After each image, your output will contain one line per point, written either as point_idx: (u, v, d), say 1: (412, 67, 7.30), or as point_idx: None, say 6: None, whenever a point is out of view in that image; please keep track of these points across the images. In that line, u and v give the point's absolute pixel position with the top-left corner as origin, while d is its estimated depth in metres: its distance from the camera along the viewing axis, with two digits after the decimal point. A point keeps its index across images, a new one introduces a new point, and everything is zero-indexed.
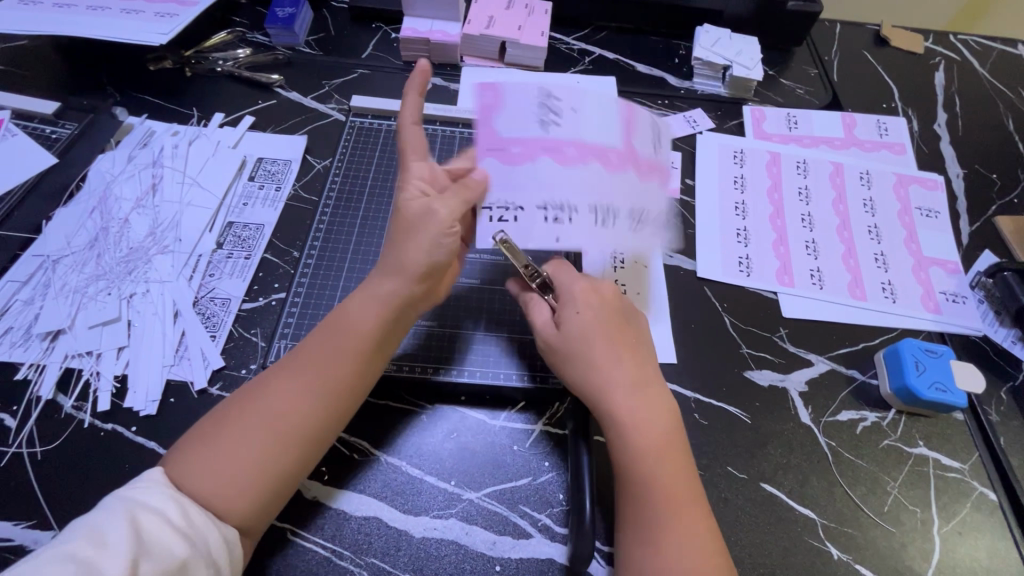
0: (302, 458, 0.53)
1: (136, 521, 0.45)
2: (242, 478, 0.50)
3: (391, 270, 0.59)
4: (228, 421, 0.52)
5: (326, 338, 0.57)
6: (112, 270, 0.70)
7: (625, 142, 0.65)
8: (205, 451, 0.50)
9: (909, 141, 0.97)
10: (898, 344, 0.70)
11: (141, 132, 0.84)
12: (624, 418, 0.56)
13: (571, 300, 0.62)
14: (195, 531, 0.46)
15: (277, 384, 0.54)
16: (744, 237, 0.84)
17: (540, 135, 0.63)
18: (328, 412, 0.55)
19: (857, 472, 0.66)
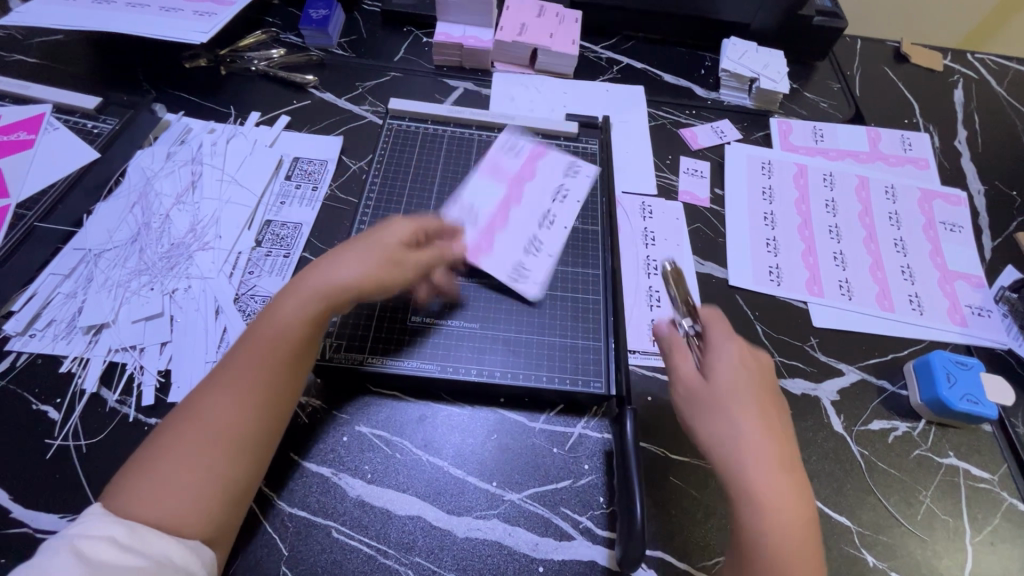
0: (250, 466, 0.53)
1: (84, 551, 0.43)
2: (192, 498, 0.49)
3: (321, 283, 0.58)
4: (162, 450, 0.50)
5: (251, 349, 0.56)
6: (154, 265, 0.70)
7: (500, 196, 0.78)
8: (140, 485, 0.49)
9: (932, 157, 0.99)
10: (930, 356, 0.72)
11: (179, 127, 0.85)
12: (760, 498, 0.49)
13: (722, 350, 0.56)
14: (151, 549, 0.45)
15: (206, 400, 0.53)
16: (774, 247, 0.85)
17: (485, 222, 0.76)
18: (267, 419, 0.55)
19: (889, 480, 0.67)
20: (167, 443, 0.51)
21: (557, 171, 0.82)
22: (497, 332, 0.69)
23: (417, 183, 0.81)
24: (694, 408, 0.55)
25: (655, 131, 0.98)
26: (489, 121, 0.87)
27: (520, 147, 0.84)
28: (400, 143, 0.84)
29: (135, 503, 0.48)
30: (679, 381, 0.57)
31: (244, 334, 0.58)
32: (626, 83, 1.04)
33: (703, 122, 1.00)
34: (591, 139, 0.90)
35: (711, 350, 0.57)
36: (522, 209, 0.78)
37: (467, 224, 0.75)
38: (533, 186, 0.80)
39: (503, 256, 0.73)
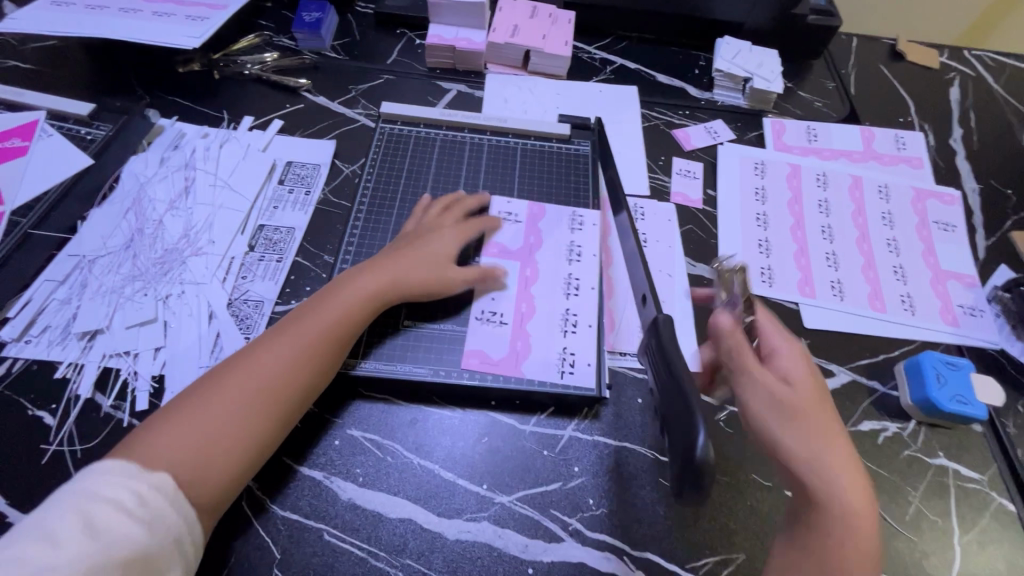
0: (256, 439, 0.56)
1: (86, 512, 0.46)
2: (198, 454, 0.53)
3: (371, 271, 0.68)
4: (200, 397, 0.56)
5: (299, 322, 0.63)
6: (147, 271, 0.71)
7: (519, 264, 0.75)
8: (174, 424, 0.54)
9: (926, 155, 0.99)
10: (920, 357, 0.72)
11: (173, 133, 0.85)
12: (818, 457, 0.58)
13: (791, 362, 0.61)
14: (148, 513, 0.48)
15: (244, 359, 0.60)
16: (766, 248, 0.85)
17: (512, 292, 0.73)
18: (285, 395, 0.59)
19: (879, 481, 0.67)
20: (192, 400, 0.56)
21: (561, 227, 0.79)
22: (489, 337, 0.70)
23: (409, 186, 0.81)
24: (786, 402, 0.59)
25: (648, 131, 0.98)
26: (480, 124, 0.88)
27: (516, 210, 0.80)
28: (392, 147, 0.85)
29: (149, 447, 0.52)
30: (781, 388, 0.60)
31: (287, 319, 0.64)
32: (619, 84, 1.04)
33: (696, 122, 1.00)
34: (583, 141, 0.90)
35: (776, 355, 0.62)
36: (546, 285, 0.74)
37: (487, 310, 0.71)
38: (544, 252, 0.76)
39: (548, 311, 0.72)
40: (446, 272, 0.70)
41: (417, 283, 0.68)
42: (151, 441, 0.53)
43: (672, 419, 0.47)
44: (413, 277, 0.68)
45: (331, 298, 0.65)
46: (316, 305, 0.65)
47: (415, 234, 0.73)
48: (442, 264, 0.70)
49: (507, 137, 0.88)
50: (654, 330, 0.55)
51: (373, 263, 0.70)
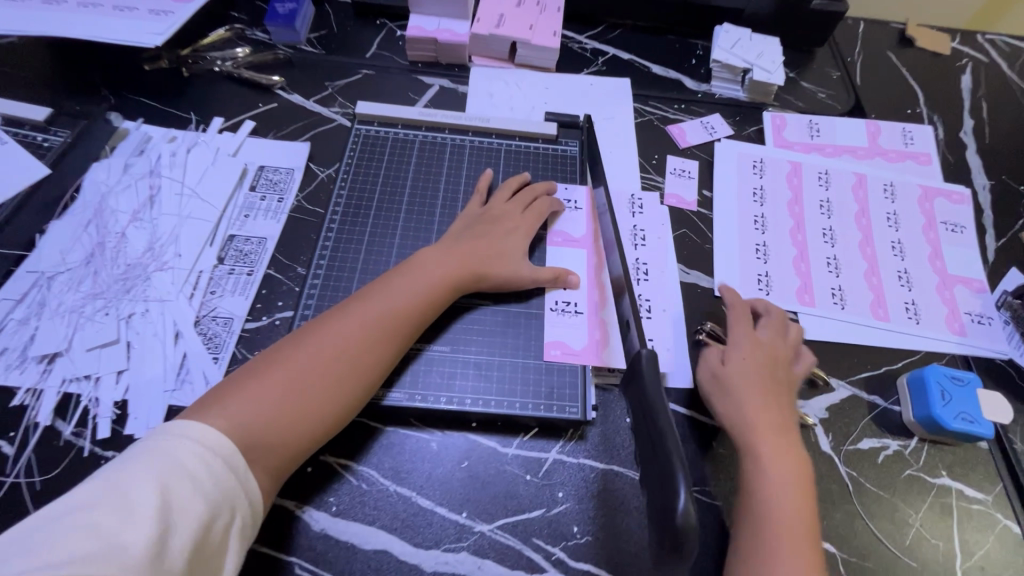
0: (326, 415, 0.56)
1: (160, 481, 0.45)
2: (273, 422, 0.54)
3: (449, 254, 0.66)
4: (273, 367, 0.57)
5: (372, 302, 0.62)
6: (110, 289, 0.67)
7: (587, 249, 0.75)
8: (248, 392, 0.54)
9: (935, 150, 0.94)
10: (924, 371, 0.69)
11: (138, 136, 0.81)
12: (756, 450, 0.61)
13: (751, 350, 0.67)
14: (216, 492, 0.47)
15: (317, 335, 0.59)
16: (764, 253, 0.81)
17: (587, 278, 0.73)
18: (356, 373, 0.58)
19: (878, 503, 0.64)
20: (269, 367, 0.56)
21: (624, 213, 0.82)
22: (469, 356, 0.66)
23: (387, 192, 0.77)
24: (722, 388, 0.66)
25: (640, 128, 0.92)
26: (461, 123, 0.83)
27: (574, 197, 0.79)
28: (368, 149, 0.80)
29: (230, 409, 0.53)
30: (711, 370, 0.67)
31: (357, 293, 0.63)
32: (611, 76, 0.99)
33: (691, 116, 0.95)
34: (571, 140, 0.85)
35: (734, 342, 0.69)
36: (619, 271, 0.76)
37: (562, 302, 0.70)
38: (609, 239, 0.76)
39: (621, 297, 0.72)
40: (521, 261, 0.69)
41: (498, 269, 0.68)
42: (232, 402, 0.53)
43: (651, 461, 0.46)
44: (495, 261, 0.68)
45: (403, 279, 0.64)
46: (388, 283, 0.63)
47: (489, 214, 0.73)
48: (519, 252, 0.70)
49: (490, 138, 0.83)
50: (629, 365, 0.53)
51: (451, 244, 0.68)
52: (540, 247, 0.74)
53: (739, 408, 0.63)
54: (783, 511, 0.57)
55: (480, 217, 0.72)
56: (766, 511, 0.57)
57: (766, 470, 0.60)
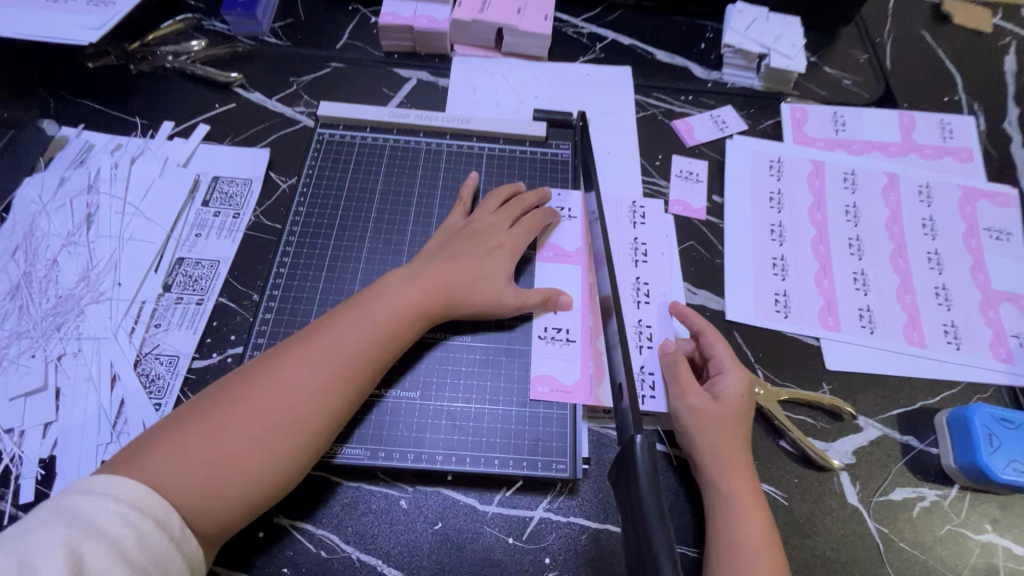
0: (275, 466, 0.48)
1: (77, 551, 0.38)
2: (210, 477, 0.45)
3: (415, 279, 0.58)
4: (206, 415, 0.48)
5: (325, 336, 0.53)
6: (38, 325, 0.60)
7: (580, 266, 0.66)
8: (174, 447, 0.45)
9: (976, 145, 0.83)
10: (967, 410, 0.60)
11: (78, 145, 0.73)
12: (732, 499, 0.53)
13: (736, 386, 0.58)
14: (149, 561, 0.40)
15: (259, 376, 0.50)
16: (782, 268, 0.71)
17: (579, 301, 0.64)
18: (307, 421, 0.49)
19: (914, 565, 0.56)
20: (207, 410, 0.48)
21: (623, 223, 0.72)
22: (441, 403, 0.58)
23: (352, 206, 0.68)
24: (706, 426, 0.56)
25: (643, 124, 0.82)
26: (438, 125, 0.73)
27: (570, 205, 0.70)
28: (333, 157, 0.71)
29: (158, 463, 0.44)
30: (705, 414, 0.56)
31: (315, 322, 0.55)
32: (610, 65, 0.88)
33: (700, 110, 0.84)
34: (563, 142, 0.75)
35: (717, 373, 0.59)
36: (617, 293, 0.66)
37: (552, 329, 0.62)
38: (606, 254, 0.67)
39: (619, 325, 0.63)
40: (508, 284, 0.61)
41: (479, 297, 0.59)
42: (161, 454, 0.45)
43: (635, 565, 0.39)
44: (476, 286, 0.59)
45: (369, 305, 0.55)
46: (351, 310, 0.55)
47: (472, 229, 0.63)
48: (505, 274, 0.61)
49: (471, 141, 0.73)
50: (620, 454, 0.45)
51: (423, 265, 0.59)
52: (529, 267, 0.65)
53: (708, 445, 0.55)
54: (747, 565, 0.49)
55: (461, 234, 0.63)
56: (733, 564, 0.49)
57: (734, 515, 0.52)
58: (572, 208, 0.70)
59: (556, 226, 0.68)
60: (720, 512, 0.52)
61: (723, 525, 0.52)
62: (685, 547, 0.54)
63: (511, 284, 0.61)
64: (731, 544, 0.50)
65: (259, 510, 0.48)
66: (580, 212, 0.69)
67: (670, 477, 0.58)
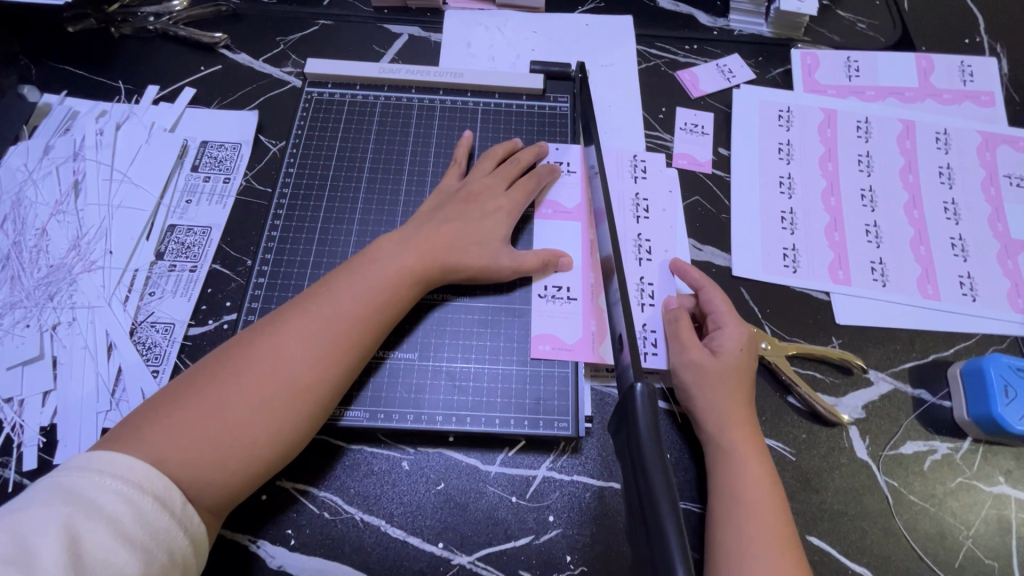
0: (277, 436, 0.47)
1: (75, 531, 0.37)
2: (211, 449, 0.44)
3: (407, 241, 0.56)
4: (201, 389, 0.46)
5: (319, 303, 0.51)
6: (30, 295, 0.60)
7: (579, 222, 0.64)
8: (170, 421, 0.44)
9: (998, 88, 0.79)
10: (982, 361, 0.58)
11: (61, 112, 0.71)
12: (735, 455, 0.52)
13: (736, 339, 0.56)
14: (152, 538, 0.39)
15: (253, 347, 0.49)
16: (791, 221, 0.69)
17: (578, 259, 0.62)
18: (305, 390, 0.48)
19: (923, 518, 0.55)
20: (204, 382, 0.47)
21: (625, 178, 0.70)
22: (440, 364, 0.57)
23: (343, 167, 0.66)
24: (707, 382, 0.54)
25: (646, 76, 0.78)
26: (430, 80, 0.70)
27: (570, 160, 0.67)
28: (322, 118, 0.68)
29: (157, 437, 0.43)
30: (705, 371, 0.55)
31: (309, 290, 0.53)
32: (611, 14, 0.83)
33: (705, 59, 0.80)
34: (561, 95, 0.72)
35: (717, 328, 0.58)
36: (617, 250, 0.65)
37: (552, 287, 0.60)
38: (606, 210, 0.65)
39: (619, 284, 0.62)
40: (503, 248, 0.59)
41: (473, 261, 0.57)
42: (159, 428, 0.44)
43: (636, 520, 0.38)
44: (471, 250, 0.57)
45: (364, 270, 0.53)
46: (345, 276, 0.53)
47: (466, 190, 0.61)
48: (500, 237, 0.59)
49: (465, 96, 0.71)
50: (620, 403, 0.45)
51: (415, 226, 0.58)
52: (528, 227, 0.63)
53: (710, 402, 0.54)
54: (750, 518, 0.48)
55: (456, 195, 0.61)
56: (736, 517, 0.49)
57: (736, 468, 0.51)
58: (573, 163, 0.67)
59: (556, 181, 0.65)
60: (722, 466, 0.52)
61: (725, 479, 0.51)
62: (688, 503, 0.54)
63: (507, 247, 0.59)
64: (734, 498, 0.50)
65: (262, 480, 0.47)
66: (580, 166, 0.67)
67: (674, 435, 0.57)
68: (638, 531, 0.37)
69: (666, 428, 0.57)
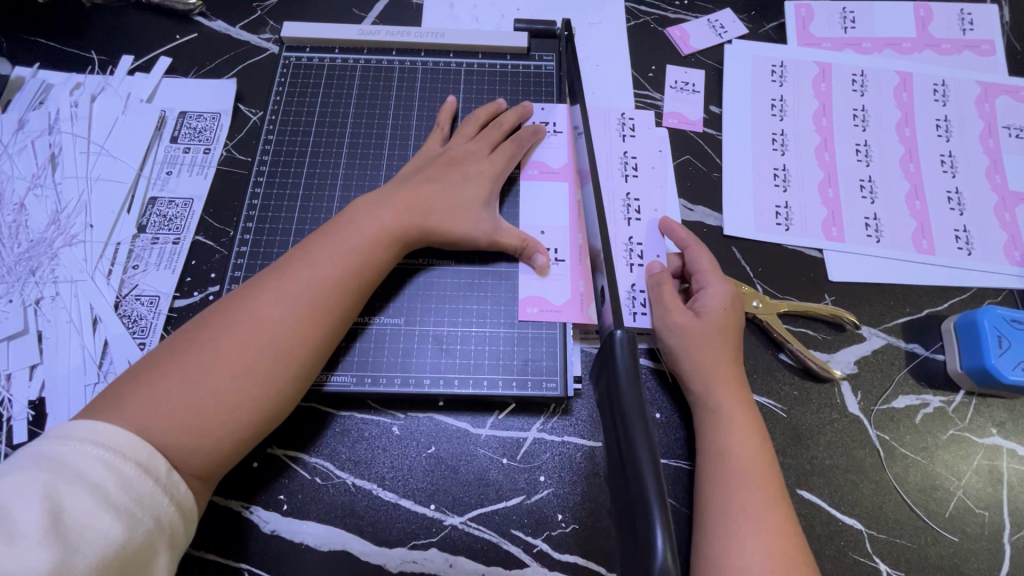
0: (262, 400, 0.47)
1: (55, 497, 0.37)
2: (196, 415, 0.44)
3: (387, 201, 0.55)
4: (182, 356, 0.46)
5: (297, 267, 0.50)
6: (12, 270, 0.59)
7: (565, 182, 0.62)
8: (152, 389, 0.44)
9: (1000, 36, 0.76)
10: (976, 313, 0.58)
11: (34, 85, 0.69)
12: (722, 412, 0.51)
13: (721, 297, 0.56)
14: (136, 504, 0.39)
15: (233, 313, 0.48)
16: (784, 179, 0.68)
17: (564, 220, 0.61)
18: (287, 354, 0.48)
19: (915, 471, 0.55)
20: (185, 349, 0.46)
21: (613, 138, 0.68)
22: (426, 328, 0.56)
23: (324, 134, 0.64)
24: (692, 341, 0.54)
25: (635, 33, 0.76)
26: (412, 42, 0.68)
27: (555, 120, 0.66)
28: (300, 84, 0.66)
29: (139, 405, 0.43)
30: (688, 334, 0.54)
31: (287, 255, 0.52)
32: None
33: (697, 14, 0.77)
34: (547, 54, 0.70)
35: (700, 289, 0.57)
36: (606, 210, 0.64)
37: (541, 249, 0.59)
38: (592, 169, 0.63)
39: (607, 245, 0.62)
40: (486, 212, 0.58)
41: (455, 225, 0.56)
42: (141, 397, 0.44)
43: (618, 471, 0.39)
44: (452, 214, 0.56)
45: (342, 232, 0.53)
46: (324, 239, 0.52)
47: (449, 154, 0.60)
48: (483, 200, 0.58)
49: (447, 57, 0.69)
50: (601, 351, 0.45)
51: (394, 189, 0.56)
52: (512, 191, 0.62)
53: (695, 361, 0.53)
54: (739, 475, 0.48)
55: (438, 159, 0.59)
56: (724, 473, 0.49)
57: (722, 426, 0.51)
58: (558, 122, 0.65)
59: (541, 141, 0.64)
60: (710, 425, 0.51)
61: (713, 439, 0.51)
62: (677, 460, 0.54)
63: (491, 211, 0.58)
64: (720, 454, 0.50)
65: (249, 445, 0.47)
66: (565, 125, 0.65)
67: (663, 394, 0.57)
68: (616, 477, 0.39)
69: (656, 387, 0.57)
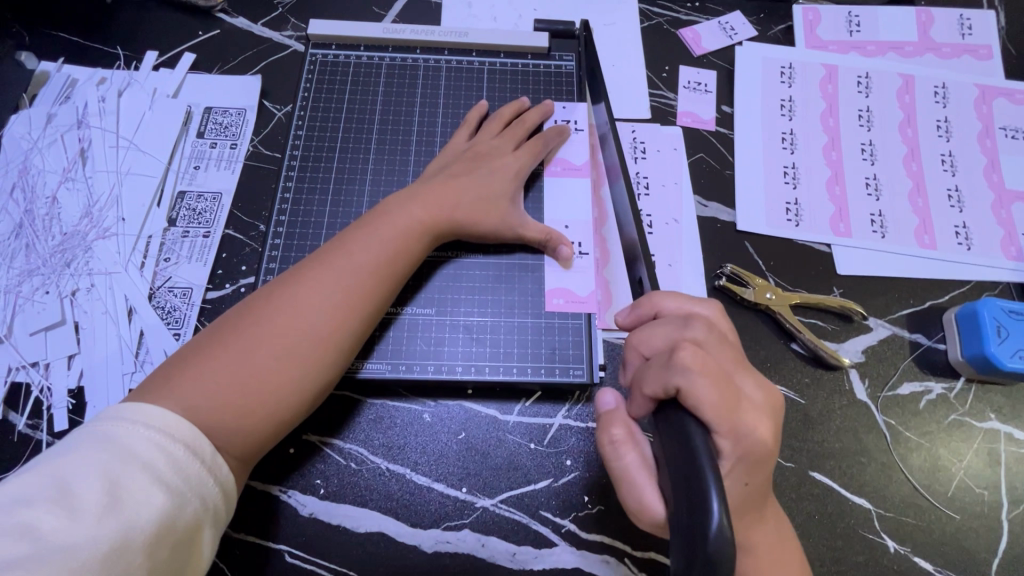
0: (300, 386, 0.48)
1: (112, 476, 0.39)
2: (238, 398, 0.46)
3: (418, 196, 0.57)
4: (223, 342, 0.48)
5: (333, 258, 0.52)
6: (47, 262, 0.61)
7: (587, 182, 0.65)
8: (195, 373, 0.46)
9: (997, 41, 0.79)
10: (976, 304, 0.61)
11: (60, 79, 0.70)
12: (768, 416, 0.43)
13: (680, 297, 0.48)
14: (184, 484, 0.41)
15: (272, 301, 0.50)
16: (794, 176, 0.70)
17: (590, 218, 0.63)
18: (323, 342, 0.50)
19: (919, 453, 0.58)
20: (226, 335, 0.48)
21: (630, 138, 0.71)
22: (456, 318, 0.59)
23: (352, 132, 0.66)
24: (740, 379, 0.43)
25: (650, 34, 0.78)
26: (435, 40, 0.70)
27: (575, 117, 0.68)
28: (327, 81, 0.68)
29: (185, 386, 0.45)
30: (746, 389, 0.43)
31: (323, 247, 0.54)
32: None
33: (709, 16, 0.80)
34: (566, 54, 0.72)
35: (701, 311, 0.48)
36: None
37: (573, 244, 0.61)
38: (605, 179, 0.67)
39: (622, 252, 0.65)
40: (513, 206, 0.60)
41: (483, 218, 0.58)
42: (186, 378, 0.46)
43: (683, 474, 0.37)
44: (480, 207, 0.58)
45: (376, 225, 0.55)
46: (358, 231, 0.54)
47: (476, 149, 0.62)
48: (509, 194, 0.60)
49: (470, 56, 0.70)
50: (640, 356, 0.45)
51: (422, 184, 0.58)
52: (537, 184, 0.64)
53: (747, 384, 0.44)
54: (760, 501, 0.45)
55: (467, 153, 0.61)
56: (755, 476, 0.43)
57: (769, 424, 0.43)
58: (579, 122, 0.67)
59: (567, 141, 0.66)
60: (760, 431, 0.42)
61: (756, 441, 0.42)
62: None
63: (517, 205, 0.60)
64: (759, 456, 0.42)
65: (286, 429, 0.49)
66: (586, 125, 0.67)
67: None
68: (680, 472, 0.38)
69: None
